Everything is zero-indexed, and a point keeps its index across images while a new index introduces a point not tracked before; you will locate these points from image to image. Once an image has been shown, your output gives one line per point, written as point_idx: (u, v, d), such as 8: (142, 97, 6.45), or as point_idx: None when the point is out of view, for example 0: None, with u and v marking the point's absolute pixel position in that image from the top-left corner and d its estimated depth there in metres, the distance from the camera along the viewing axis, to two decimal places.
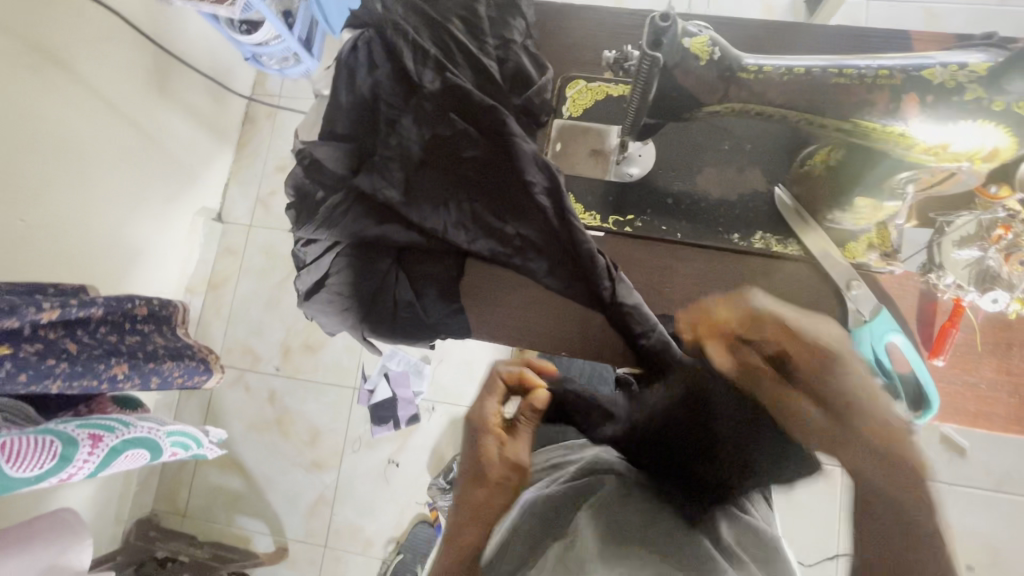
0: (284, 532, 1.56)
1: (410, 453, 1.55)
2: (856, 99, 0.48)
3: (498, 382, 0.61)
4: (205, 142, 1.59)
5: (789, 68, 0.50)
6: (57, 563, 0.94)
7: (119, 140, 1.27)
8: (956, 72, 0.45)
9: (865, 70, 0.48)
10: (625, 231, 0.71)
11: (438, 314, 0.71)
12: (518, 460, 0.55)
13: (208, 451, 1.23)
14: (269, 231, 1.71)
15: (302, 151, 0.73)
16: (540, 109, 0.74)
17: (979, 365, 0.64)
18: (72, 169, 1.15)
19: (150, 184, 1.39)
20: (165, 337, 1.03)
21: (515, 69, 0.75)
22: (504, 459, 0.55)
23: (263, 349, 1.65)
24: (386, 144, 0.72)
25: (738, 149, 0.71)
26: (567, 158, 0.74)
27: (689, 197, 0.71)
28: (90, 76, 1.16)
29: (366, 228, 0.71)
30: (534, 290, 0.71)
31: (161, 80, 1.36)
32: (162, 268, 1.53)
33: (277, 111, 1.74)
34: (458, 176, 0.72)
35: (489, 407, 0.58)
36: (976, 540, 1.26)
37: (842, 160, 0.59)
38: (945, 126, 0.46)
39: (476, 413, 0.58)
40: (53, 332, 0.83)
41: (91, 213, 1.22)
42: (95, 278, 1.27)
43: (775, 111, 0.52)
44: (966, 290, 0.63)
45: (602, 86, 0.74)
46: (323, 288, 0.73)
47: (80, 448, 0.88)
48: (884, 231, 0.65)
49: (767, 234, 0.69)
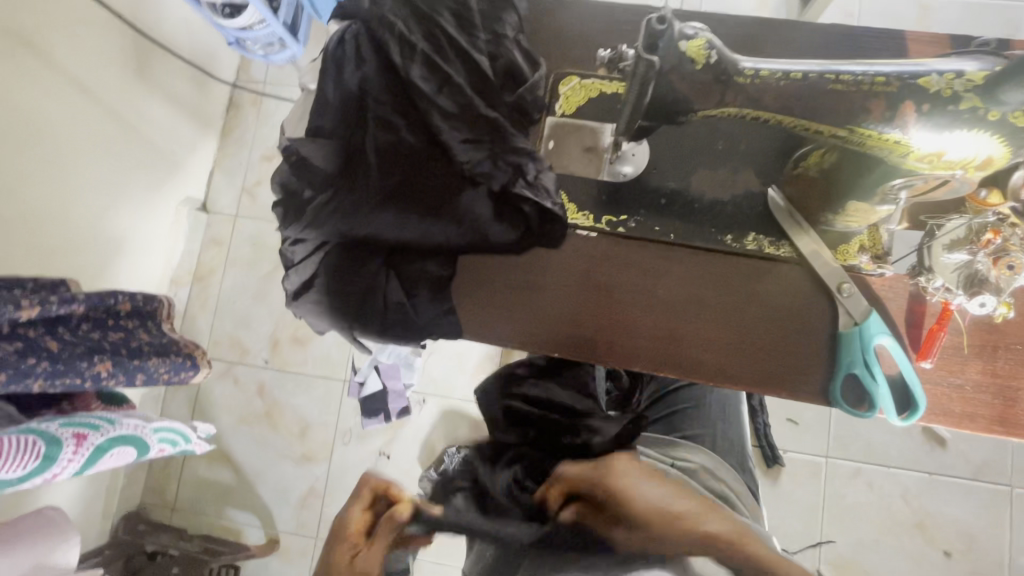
0: (275, 525, 1.56)
1: (401, 445, 1.56)
2: (851, 105, 0.47)
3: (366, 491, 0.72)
4: (188, 130, 1.55)
5: (786, 72, 0.48)
6: (43, 562, 0.93)
7: (97, 129, 1.23)
8: (953, 80, 0.45)
9: (863, 76, 0.47)
10: (618, 232, 0.71)
11: (430, 315, 0.70)
12: (364, 571, 0.64)
13: (197, 447, 1.22)
14: (256, 222, 1.68)
15: (288, 148, 0.70)
16: (532, 107, 0.72)
17: (965, 367, 0.65)
18: (50, 159, 1.12)
19: (131, 174, 1.36)
20: (150, 333, 1.00)
21: (508, 65, 0.73)
22: (352, 568, 0.64)
23: (251, 341, 1.63)
24: (376, 140, 0.70)
25: (731, 149, 0.70)
26: (560, 157, 0.73)
27: (682, 196, 0.70)
28: (64, 62, 1.12)
29: (353, 227, 0.68)
30: (525, 289, 0.71)
31: (140, 66, 1.32)
32: (146, 260, 1.50)
33: (263, 99, 1.70)
34: (445, 171, 0.70)
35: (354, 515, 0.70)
36: (954, 527, 1.29)
37: (836, 164, 0.59)
38: (940, 134, 0.46)
39: (342, 523, 0.69)
40: (33, 329, 0.83)
41: (69, 203, 1.19)
42: (76, 271, 1.24)
43: (769, 115, 0.51)
44: (954, 293, 0.63)
45: (597, 83, 0.73)
46: (311, 288, 0.72)
47: (64, 447, 0.87)
48: (874, 234, 0.67)
49: (760, 236, 0.69)
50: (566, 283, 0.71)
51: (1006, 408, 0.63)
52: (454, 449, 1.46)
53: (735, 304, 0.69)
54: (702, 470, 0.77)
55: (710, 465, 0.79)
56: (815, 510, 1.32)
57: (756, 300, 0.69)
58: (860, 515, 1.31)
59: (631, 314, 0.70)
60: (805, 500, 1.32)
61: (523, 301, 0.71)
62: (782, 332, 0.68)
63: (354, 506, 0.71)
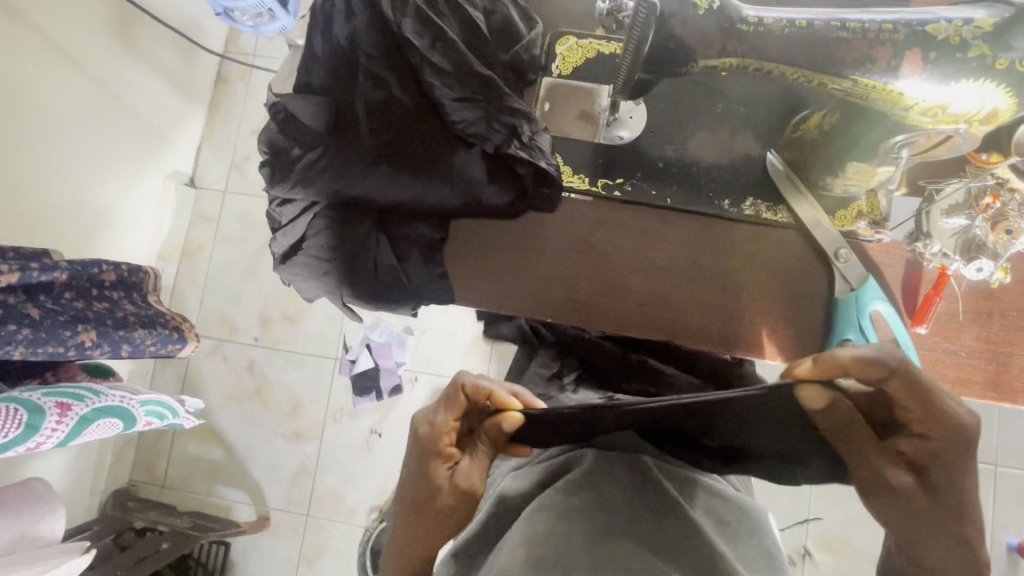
0: (265, 502, 1.56)
1: (392, 423, 1.55)
2: (858, 56, 0.46)
3: (459, 397, 0.57)
4: (173, 101, 1.50)
5: (791, 20, 0.47)
6: (27, 533, 0.92)
7: (79, 96, 1.19)
8: (961, 27, 0.43)
9: (867, 24, 0.45)
10: (614, 196, 0.70)
11: (422, 279, 0.69)
12: (467, 487, 0.57)
13: (185, 421, 1.21)
14: (244, 197, 1.64)
15: (275, 104, 0.67)
16: (528, 67, 0.70)
17: (960, 333, 0.64)
18: (30, 125, 1.09)
19: (116, 143, 1.32)
20: (136, 303, 1.03)
21: (503, 22, 0.70)
22: (453, 484, 0.58)
23: (240, 319, 1.61)
24: (367, 98, 0.67)
25: (731, 112, 0.69)
26: (555, 120, 0.71)
27: (679, 161, 0.69)
28: (42, 23, 1.08)
29: (343, 186, 0.67)
30: (517, 254, 0.70)
31: (123, 32, 1.28)
32: (133, 234, 1.47)
33: (252, 71, 1.66)
34: (439, 131, 0.69)
35: (443, 423, 0.57)
36: None
37: (836, 125, 0.59)
38: (945, 86, 0.45)
39: (428, 435, 0.58)
40: (15, 296, 0.82)
41: (51, 172, 1.16)
42: (61, 243, 1.21)
43: (773, 67, 0.49)
44: (950, 259, 0.63)
45: (593, 44, 0.71)
46: (300, 251, 0.70)
47: (47, 416, 0.86)
48: (873, 200, 0.66)
49: (758, 201, 0.68)
50: (560, 246, 0.70)
51: (999, 374, 0.63)
52: None
53: (732, 269, 0.69)
54: None
55: None
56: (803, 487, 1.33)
57: (754, 266, 0.68)
58: (848, 493, 1.32)
59: (626, 280, 0.69)
60: None
61: (518, 266, 0.70)
62: (772, 304, 0.68)
63: (434, 411, 0.59)
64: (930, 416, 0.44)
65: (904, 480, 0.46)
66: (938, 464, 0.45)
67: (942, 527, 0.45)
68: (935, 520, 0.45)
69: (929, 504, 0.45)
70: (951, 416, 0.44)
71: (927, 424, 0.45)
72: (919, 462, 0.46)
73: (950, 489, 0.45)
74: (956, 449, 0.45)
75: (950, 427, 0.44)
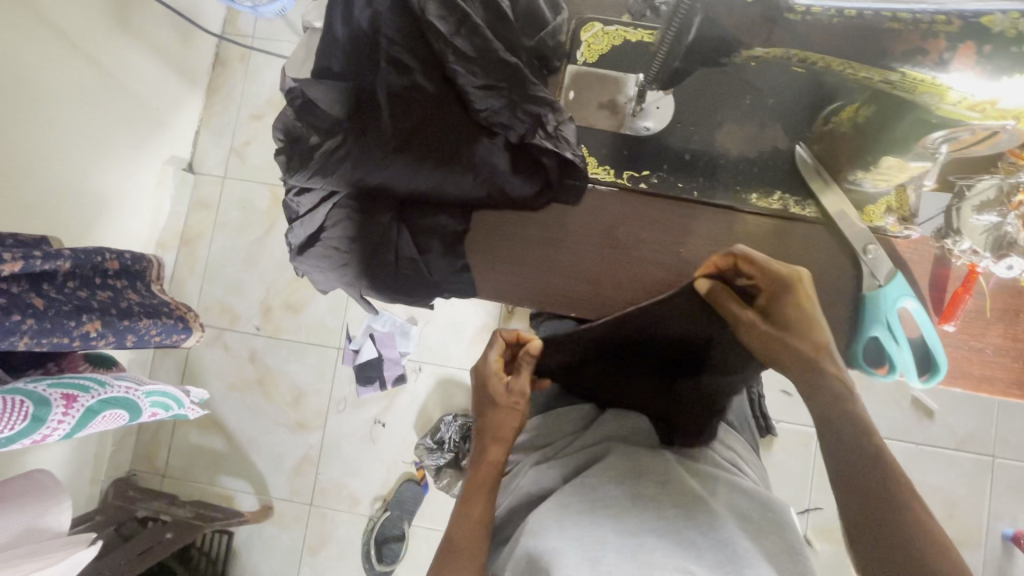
0: (268, 491, 1.55)
1: (397, 413, 1.54)
2: (909, 48, 0.45)
3: (501, 337, 0.75)
4: (172, 84, 1.47)
5: (840, 10, 0.45)
6: (34, 526, 0.91)
7: (78, 78, 1.16)
8: (1018, 19, 0.41)
9: (921, 15, 0.43)
10: (639, 188, 0.68)
11: (445, 272, 0.68)
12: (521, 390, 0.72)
13: (190, 412, 1.19)
14: (244, 183, 1.61)
15: (293, 89, 0.65)
16: (553, 54, 0.69)
17: (986, 332, 0.64)
18: (29, 109, 1.05)
19: (114, 127, 1.29)
20: (139, 293, 1.01)
21: (529, 7, 0.68)
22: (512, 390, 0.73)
23: (241, 308, 1.59)
24: (389, 83, 0.65)
25: (761, 104, 0.68)
26: (579, 109, 0.69)
27: (706, 154, 0.68)
28: (40, 2, 1.04)
29: (364, 176, 0.64)
30: (541, 248, 0.69)
31: (121, 12, 1.24)
32: (132, 221, 1.44)
33: (251, 53, 1.62)
34: (461, 120, 0.67)
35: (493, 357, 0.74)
36: (937, 494, 1.33)
37: (871, 118, 0.58)
38: (996, 81, 0.43)
39: (482, 364, 0.74)
40: (17, 285, 0.79)
41: (50, 156, 1.12)
42: (60, 229, 1.19)
43: (819, 58, 0.48)
44: (981, 256, 0.62)
45: (621, 30, 0.69)
46: (318, 241, 0.69)
47: (53, 409, 0.84)
48: (902, 195, 0.65)
49: (785, 194, 0.67)
50: (584, 239, 0.69)
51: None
52: (451, 417, 1.48)
53: None
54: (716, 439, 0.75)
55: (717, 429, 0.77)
56: (805, 478, 1.34)
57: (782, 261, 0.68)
58: None
59: (650, 274, 0.69)
60: (797, 468, 1.34)
61: (544, 259, 0.69)
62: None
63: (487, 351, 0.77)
64: (764, 274, 0.63)
65: (760, 323, 0.62)
66: (780, 307, 0.62)
67: (844, 411, 0.56)
68: (791, 357, 0.60)
69: (792, 345, 0.60)
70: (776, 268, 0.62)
71: (770, 282, 0.63)
72: (767, 307, 0.63)
73: (791, 321, 0.61)
74: (790, 290, 0.62)
75: (778, 280, 0.62)
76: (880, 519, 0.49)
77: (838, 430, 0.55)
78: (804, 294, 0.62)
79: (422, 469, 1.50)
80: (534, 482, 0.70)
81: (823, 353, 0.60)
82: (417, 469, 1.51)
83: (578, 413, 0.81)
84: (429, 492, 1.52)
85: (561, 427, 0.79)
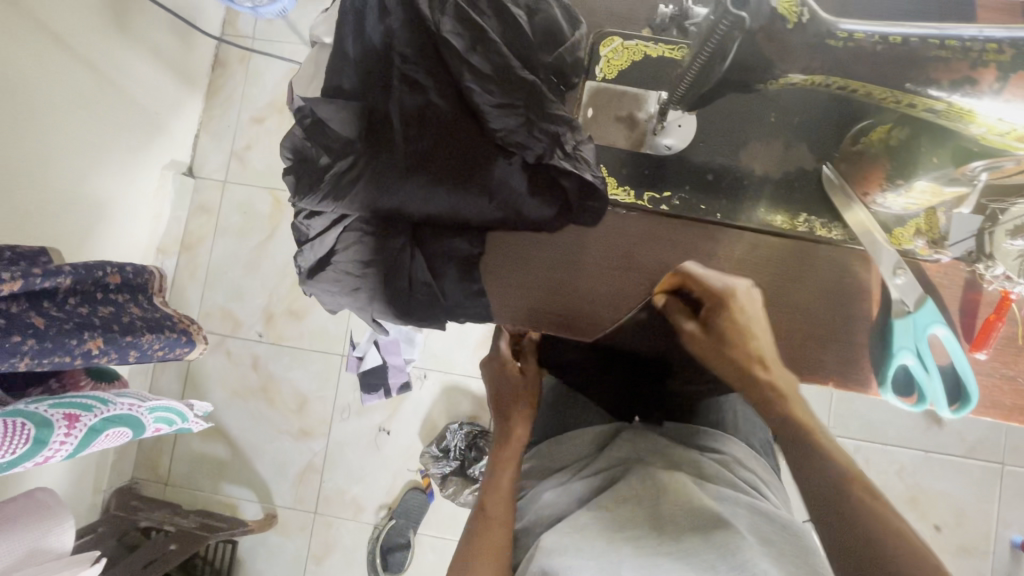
0: (272, 500, 1.54)
1: (402, 421, 1.52)
2: (957, 77, 0.42)
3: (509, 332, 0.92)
4: (171, 87, 1.44)
5: (883, 36, 0.43)
6: (37, 547, 0.89)
7: (75, 85, 1.13)
8: None
9: (970, 42, 0.41)
10: (660, 210, 0.66)
11: (460, 296, 0.66)
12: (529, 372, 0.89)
13: (194, 425, 1.17)
14: (245, 187, 1.58)
15: (302, 108, 0.63)
16: (572, 71, 0.66)
17: (1018, 359, 0.62)
18: (25, 117, 1.03)
19: (113, 134, 1.26)
20: (141, 306, 0.98)
21: (547, 22, 0.66)
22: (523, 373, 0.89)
23: (243, 314, 1.57)
24: (402, 103, 0.63)
25: (785, 122, 0.66)
26: (598, 127, 0.67)
27: (730, 174, 0.66)
28: (36, 7, 1.01)
29: (377, 199, 0.62)
30: (558, 272, 0.67)
31: (118, 15, 1.21)
32: (131, 228, 1.41)
33: (251, 55, 1.58)
34: (477, 140, 0.64)
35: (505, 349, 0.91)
36: (947, 502, 1.32)
37: (904, 141, 0.56)
38: None
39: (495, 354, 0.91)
40: (16, 304, 0.77)
41: (47, 165, 1.10)
42: (59, 239, 1.16)
43: (860, 87, 0.46)
44: (1014, 283, 0.60)
45: (641, 45, 0.66)
46: (329, 265, 0.67)
47: (55, 430, 0.82)
48: (931, 217, 0.63)
49: (811, 217, 0.65)
50: (602, 263, 0.67)
51: None
52: (456, 425, 1.47)
53: (782, 289, 0.66)
54: (735, 460, 0.74)
55: (741, 454, 0.75)
56: None
57: (806, 286, 0.66)
58: None
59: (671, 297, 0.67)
60: None
61: (561, 283, 0.67)
62: (821, 347, 0.66)
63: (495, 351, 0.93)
64: (707, 293, 0.66)
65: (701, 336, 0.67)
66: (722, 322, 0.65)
67: (788, 422, 0.58)
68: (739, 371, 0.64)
69: (728, 358, 0.64)
70: (713, 281, 0.65)
71: (712, 299, 0.65)
72: (709, 319, 0.66)
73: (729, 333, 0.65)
74: (724, 303, 0.65)
75: (719, 297, 0.65)
76: (854, 533, 0.46)
77: (793, 444, 0.56)
78: (737, 306, 0.65)
79: (427, 477, 1.49)
80: (549, 499, 0.69)
81: (760, 364, 0.63)
82: (423, 477, 1.50)
83: (591, 435, 0.80)
84: (435, 500, 1.51)
85: (574, 449, 0.78)
